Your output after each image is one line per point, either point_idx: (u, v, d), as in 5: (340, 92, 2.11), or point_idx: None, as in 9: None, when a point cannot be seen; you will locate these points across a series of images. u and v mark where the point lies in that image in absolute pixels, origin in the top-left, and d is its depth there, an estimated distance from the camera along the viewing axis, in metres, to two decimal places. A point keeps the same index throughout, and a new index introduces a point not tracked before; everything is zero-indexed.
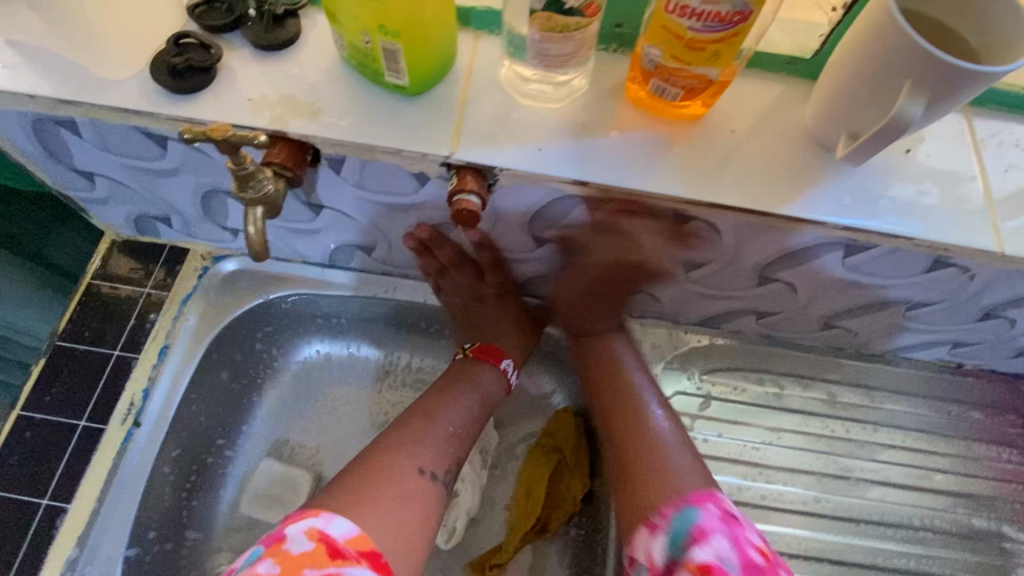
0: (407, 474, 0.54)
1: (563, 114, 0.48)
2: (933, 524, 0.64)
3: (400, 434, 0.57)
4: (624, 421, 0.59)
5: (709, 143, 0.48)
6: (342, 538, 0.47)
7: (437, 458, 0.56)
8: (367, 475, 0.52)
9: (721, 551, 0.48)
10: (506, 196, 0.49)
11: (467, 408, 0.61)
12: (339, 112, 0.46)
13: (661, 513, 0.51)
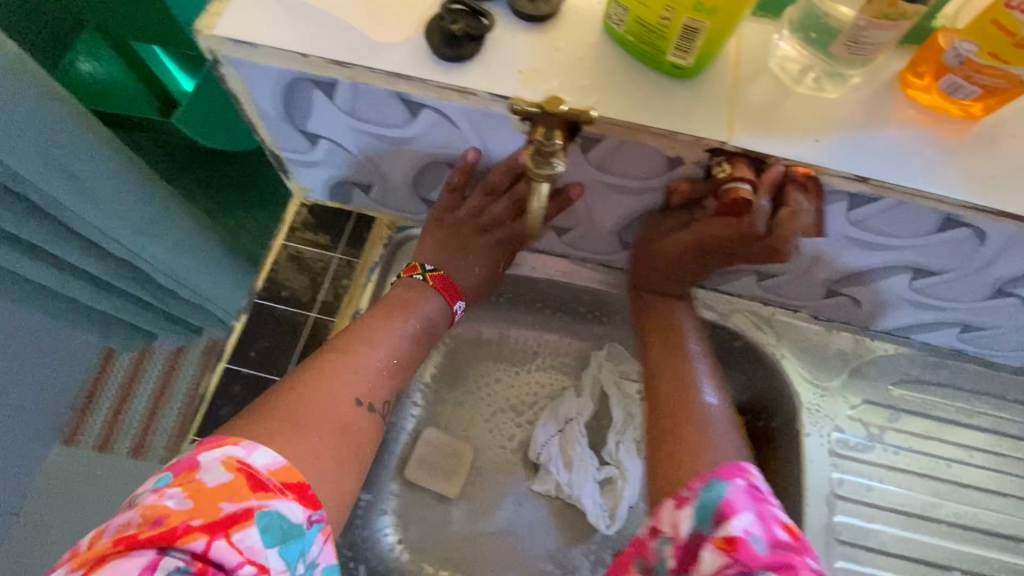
0: (345, 409, 0.50)
1: (560, 43, 0.46)
2: (998, 527, 0.62)
3: (361, 365, 0.53)
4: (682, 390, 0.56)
5: (711, 83, 0.45)
6: (266, 468, 0.41)
7: (376, 391, 0.53)
8: (305, 416, 0.47)
9: (748, 525, 0.42)
10: (496, 133, 0.48)
11: (410, 342, 0.58)
12: (328, 31, 0.45)
13: (689, 486, 0.46)
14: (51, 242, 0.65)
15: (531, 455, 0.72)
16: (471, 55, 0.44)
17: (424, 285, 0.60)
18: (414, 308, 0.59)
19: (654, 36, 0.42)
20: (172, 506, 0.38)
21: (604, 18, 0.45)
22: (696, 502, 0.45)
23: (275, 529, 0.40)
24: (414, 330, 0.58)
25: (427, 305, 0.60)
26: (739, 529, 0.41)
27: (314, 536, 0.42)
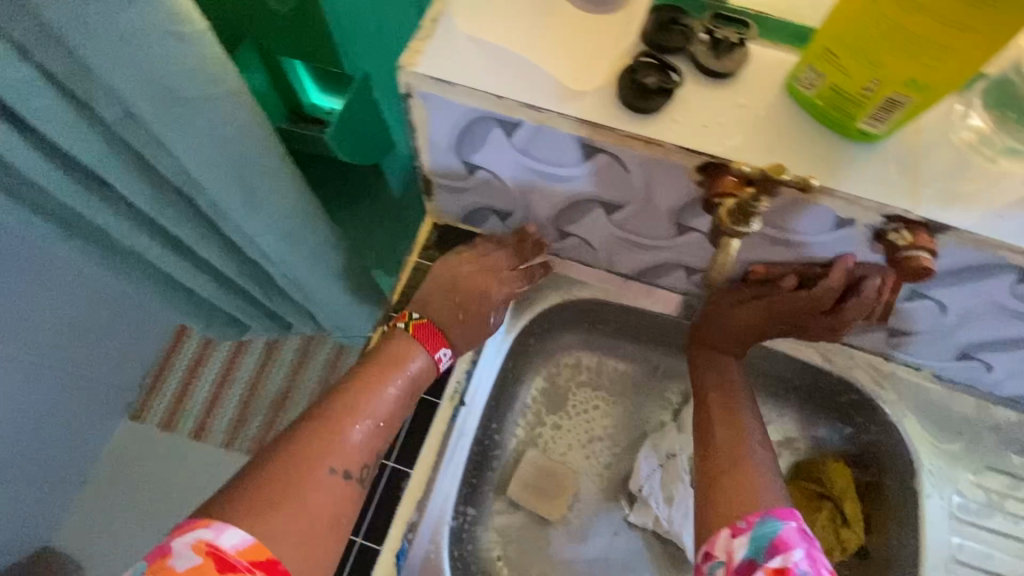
0: (302, 466, 0.49)
1: (742, 100, 0.47)
2: None
3: (305, 420, 0.52)
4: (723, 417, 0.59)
5: (891, 149, 0.46)
6: (234, 549, 0.43)
7: (351, 455, 0.51)
8: (272, 479, 0.47)
9: (799, 560, 0.46)
10: (664, 181, 0.50)
11: (399, 400, 0.57)
12: (521, 76, 0.47)
13: (745, 518, 0.50)
14: (200, 243, 0.69)
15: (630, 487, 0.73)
16: (658, 107, 0.46)
17: (408, 337, 0.60)
18: (402, 366, 0.58)
19: (848, 103, 0.43)
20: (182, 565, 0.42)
21: (787, 78, 0.47)
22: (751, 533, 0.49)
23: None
24: (404, 389, 0.58)
25: (409, 368, 0.58)
26: (789, 564, 0.46)
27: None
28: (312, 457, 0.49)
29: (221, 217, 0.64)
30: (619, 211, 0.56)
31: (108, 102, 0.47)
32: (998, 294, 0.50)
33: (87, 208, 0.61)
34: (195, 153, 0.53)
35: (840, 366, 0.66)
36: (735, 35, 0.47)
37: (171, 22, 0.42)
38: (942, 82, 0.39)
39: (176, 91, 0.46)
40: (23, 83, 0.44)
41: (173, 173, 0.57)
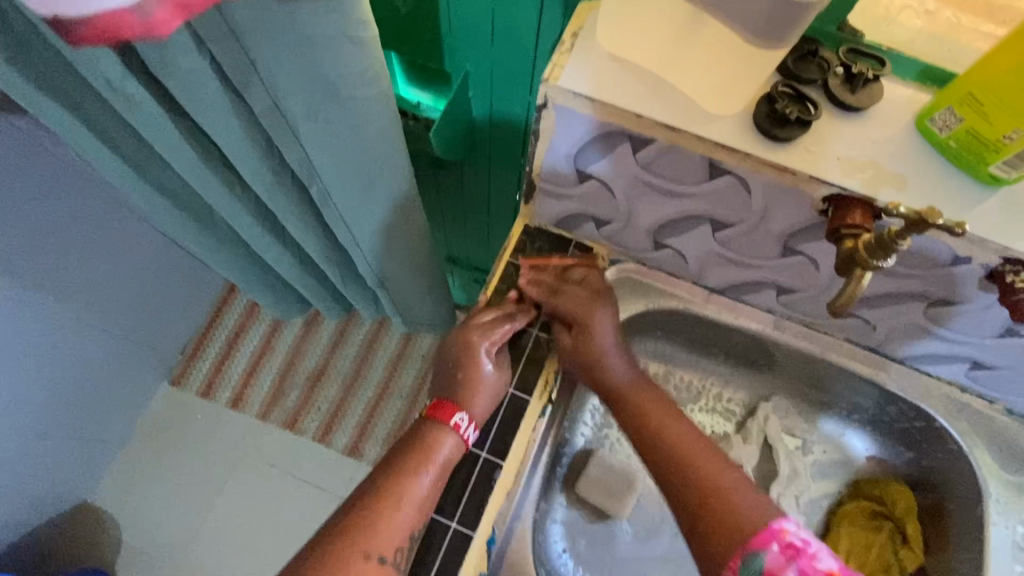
0: (351, 563, 0.50)
1: (873, 135, 0.49)
2: None
3: (353, 516, 0.52)
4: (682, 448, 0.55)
5: (1018, 195, 0.47)
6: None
7: (386, 545, 0.52)
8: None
9: (772, 567, 0.45)
10: (784, 206, 0.52)
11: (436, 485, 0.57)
12: (660, 96, 0.49)
13: (730, 568, 0.47)
14: (299, 227, 0.72)
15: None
16: (793, 137, 0.48)
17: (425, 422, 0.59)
18: (446, 442, 0.58)
19: (984, 148, 0.45)
20: None
21: (919, 118, 0.48)
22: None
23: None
24: (444, 470, 0.57)
25: (448, 446, 0.58)
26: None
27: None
28: (355, 555, 0.50)
29: (327, 206, 0.66)
30: (725, 230, 0.58)
31: (260, 94, 0.49)
32: None
33: (207, 185, 0.65)
34: (327, 146, 0.55)
35: (912, 394, 0.68)
36: (872, 71, 0.48)
37: (357, 28, 0.43)
38: None
39: (335, 89, 0.48)
40: (193, 71, 0.46)
41: (296, 162, 0.59)
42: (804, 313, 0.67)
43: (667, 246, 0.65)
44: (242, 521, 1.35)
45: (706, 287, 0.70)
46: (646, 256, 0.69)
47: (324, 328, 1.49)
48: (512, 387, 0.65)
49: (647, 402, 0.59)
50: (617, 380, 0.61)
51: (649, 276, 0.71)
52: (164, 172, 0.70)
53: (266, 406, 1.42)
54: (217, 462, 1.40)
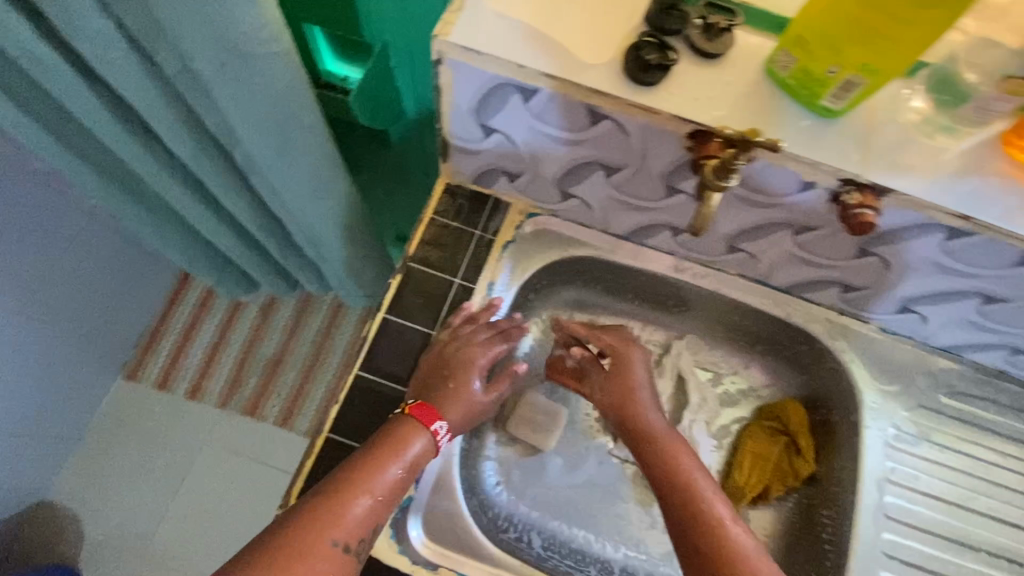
0: (316, 547, 0.50)
1: (728, 78, 0.55)
2: (1015, 525, 0.71)
3: (329, 494, 0.54)
4: (693, 507, 0.62)
5: (850, 126, 0.55)
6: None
7: (351, 534, 0.53)
8: (292, 560, 0.49)
9: None
10: (659, 146, 0.58)
11: (401, 490, 0.59)
12: (542, 49, 0.54)
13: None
14: (229, 194, 0.76)
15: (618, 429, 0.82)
16: (657, 81, 0.54)
17: (405, 418, 0.62)
18: (415, 444, 0.61)
19: (815, 83, 0.52)
20: None
21: (766, 62, 0.55)
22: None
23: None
24: (411, 470, 0.60)
25: (416, 448, 0.61)
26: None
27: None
28: (320, 539, 0.51)
29: (253, 170, 0.69)
30: (617, 174, 0.65)
31: (169, 57, 0.53)
32: (930, 251, 0.59)
33: (132, 154, 0.68)
34: (241, 107, 0.58)
35: (798, 319, 0.76)
36: (724, 21, 0.55)
37: None
38: (889, 68, 0.47)
39: (237, 48, 0.51)
40: (99, 33, 0.49)
41: (215, 126, 0.62)
42: (702, 251, 0.74)
43: (574, 195, 0.71)
44: (206, 503, 1.38)
45: (614, 234, 0.77)
46: (557, 207, 0.75)
47: (281, 313, 1.51)
48: (437, 330, 0.71)
49: (659, 474, 0.66)
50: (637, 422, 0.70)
51: (564, 226, 0.77)
52: (91, 145, 0.72)
53: (226, 393, 1.45)
54: (178, 448, 1.42)
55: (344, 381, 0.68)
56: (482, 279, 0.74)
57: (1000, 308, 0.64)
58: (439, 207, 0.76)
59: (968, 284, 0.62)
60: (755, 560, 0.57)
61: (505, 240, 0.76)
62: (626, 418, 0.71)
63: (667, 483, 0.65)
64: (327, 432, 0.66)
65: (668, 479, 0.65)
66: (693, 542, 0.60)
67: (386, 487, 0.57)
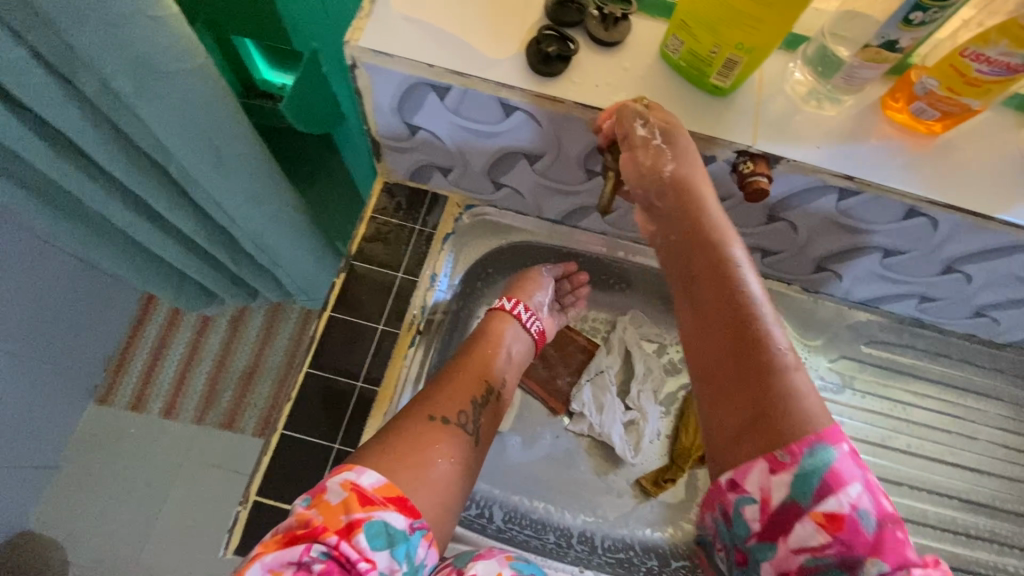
0: (422, 426, 0.59)
1: (626, 64, 0.59)
2: (935, 459, 0.78)
3: (428, 388, 0.64)
4: (749, 340, 0.52)
5: (742, 101, 0.59)
6: (373, 487, 0.51)
7: (448, 409, 0.61)
8: (409, 440, 0.57)
9: (854, 499, 0.46)
10: (570, 133, 0.62)
11: (498, 372, 0.68)
12: (451, 49, 0.57)
13: (789, 451, 0.47)
14: (171, 208, 0.77)
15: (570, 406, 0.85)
16: (560, 71, 0.57)
17: (502, 328, 0.73)
18: (500, 341, 0.71)
19: (703, 64, 0.56)
20: (335, 500, 0.50)
21: (660, 47, 0.59)
22: (796, 469, 0.47)
23: (384, 533, 0.49)
24: (501, 364, 0.69)
25: (504, 344, 0.71)
26: (844, 505, 0.45)
27: (417, 540, 0.51)
28: (424, 417, 0.60)
29: (190, 182, 0.71)
30: (540, 162, 0.68)
31: (89, 79, 0.54)
32: (828, 211, 0.64)
33: (68, 176, 0.69)
34: (167, 121, 0.60)
35: None
36: (620, 10, 0.59)
37: (153, 7, 0.51)
38: (763, 45, 0.52)
39: (153, 67, 0.54)
40: (15, 61, 0.51)
41: (146, 143, 0.64)
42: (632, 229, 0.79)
43: (505, 185, 0.75)
44: (190, 517, 1.39)
45: (548, 219, 0.81)
46: (493, 198, 0.79)
47: (250, 326, 1.51)
48: (383, 324, 0.74)
49: (703, 272, 0.56)
50: (712, 301, 0.55)
51: (502, 216, 0.81)
52: (26, 170, 0.73)
53: (201, 409, 1.45)
54: (156, 467, 1.42)
55: (294, 380, 0.70)
56: (426, 270, 0.77)
57: (899, 260, 0.69)
58: (379, 205, 0.79)
59: (867, 239, 0.67)
60: (805, 398, 0.50)
61: (445, 233, 0.79)
62: (681, 174, 0.56)
63: (713, 323, 0.54)
64: (282, 429, 0.68)
65: (716, 280, 0.55)
66: (721, 380, 0.53)
67: (477, 377, 0.66)
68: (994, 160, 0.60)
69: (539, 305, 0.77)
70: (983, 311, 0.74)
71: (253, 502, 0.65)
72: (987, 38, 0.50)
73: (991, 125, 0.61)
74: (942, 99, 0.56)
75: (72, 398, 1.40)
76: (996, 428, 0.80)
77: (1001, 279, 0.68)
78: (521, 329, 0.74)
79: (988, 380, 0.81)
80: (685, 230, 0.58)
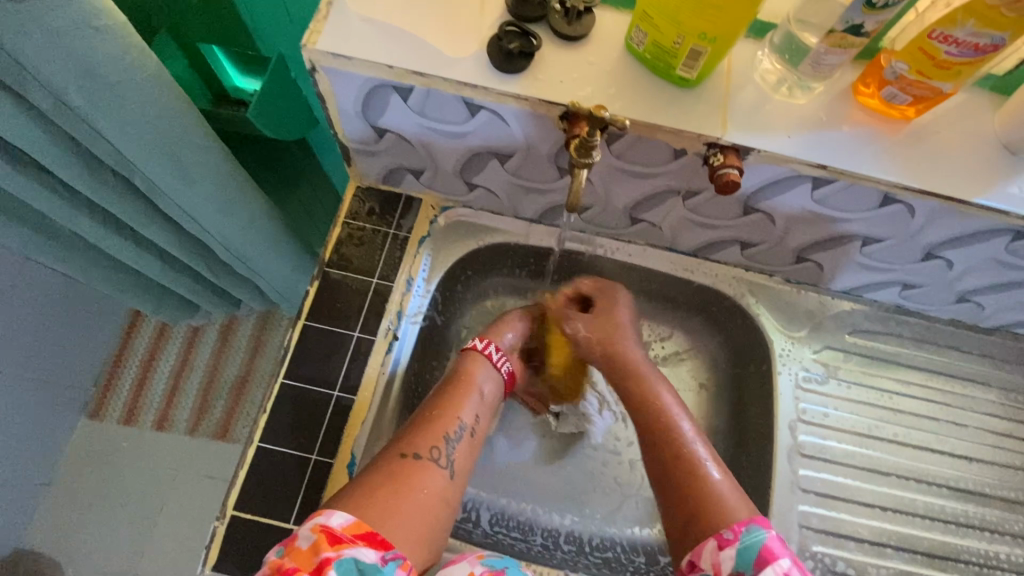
0: (394, 464, 0.58)
1: (591, 58, 0.58)
2: (921, 446, 0.77)
3: (404, 428, 0.63)
4: (676, 452, 0.65)
5: (710, 92, 0.58)
6: (341, 526, 0.50)
7: (421, 445, 0.60)
8: (377, 478, 0.56)
9: (787, 568, 0.52)
10: (538, 130, 0.61)
11: (472, 410, 0.66)
12: (410, 48, 0.56)
13: (731, 529, 0.56)
14: (139, 221, 0.76)
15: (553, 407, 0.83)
16: (523, 67, 0.56)
17: (477, 357, 0.71)
18: (472, 378, 0.69)
19: (667, 55, 0.55)
20: (304, 546, 0.49)
21: (625, 39, 0.58)
22: (738, 545, 0.54)
23: (353, 571, 0.47)
24: (476, 402, 0.67)
25: (477, 380, 0.69)
26: (780, 573, 0.51)
27: (392, 571, 0.49)
28: (396, 455, 0.59)
29: (158, 195, 0.70)
30: (511, 161, 0.67)
31: (41, 93, 0.53)
32: (804, 200, 0.63)
33: (30, 193, 0.67)
34: (126, 134, 0.59)
35: (707, 281, 0.79)
36: (582, 3, 0.58)
37: (100, 19, 0.50)
38: (726, 34, 0.51)
39: (105, 80, 0.54)
40: None
41: (107, 156, 0.63)
42: (610, 226, 0.77)
43: (478, 185, 0.74)
44: (184, 529, 1.38)
45: (525, 219, 0.79)
46: (467, 199, 0.78)
47: (238, 335, 1.50)
48: (359, 331, 0.73)
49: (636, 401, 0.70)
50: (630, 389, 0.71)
51: (478, 217, 0.80)
52: None
53: (192, 420, 1.44)
54: (148, 481, 1.40)
55: (270, 392, 0.69)
56: (401, 274, 0.75)
57: (879, 247, 0.68)
58: (352, 210, 0.78)
59: (846, 228, 0.66)
60: (726, 497, 0.60)
61: (421, 236, 0.78)
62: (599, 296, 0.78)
63: (654, 437, 0.67)
64: (257, 441, 0.67)
65: (645, 409, 0.70)
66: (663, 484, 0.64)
67: (451, 415, 0.64)
68: (969, 143, 0.59)
69: (508, 346, 0.75)
70: (966, 296, 0.73)
71: (229, 517, 0.64)
72: (954, 19, 0.49)
73: (965, 108, 0.60)
74: (913, 83, 0.54)
75: (61, 416, 1.38)
76: (985, 415, 0.79)
77: (981, 264, 0.67)
78: (492, 368, 0.71)
79: (976, 365, 0.80)
80: (633, 363, 0.73)
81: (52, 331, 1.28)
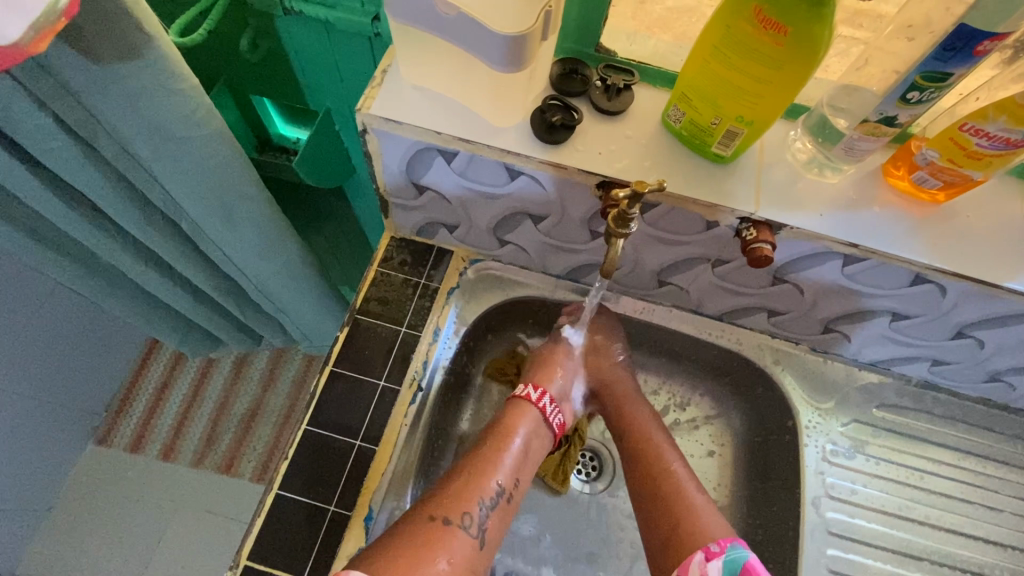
0: (422, 528, 0.56)
1: (629, 132, 0.61)
2: (953, 529, 0.74)
3: (440, 483, 0.61)
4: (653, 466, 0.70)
5: (742, 168, 0.60)
6: None
7: (452, 510, 0.58)
8: (407, 541, 0.54)
9: None
10: (574, 198, 0.63)
11: (506, 471, 0.64)
12: (458, 117, 0.60)
13: (717, 543, 0.60)
14: (179, 260, 0.78)
15: (567, 484, 0.81)
16: (563, 139, 0.59)
17: (528, 407, 0.70)
18: (514, 434, 0.67)
19: (704, 134, 0.57)
20: None
21: (662, 116, 0.61)
22: (723, 558, 0.58)
23: None
24: (513, 463, 0.65)
25: (519, 439, 0.67)
26: None
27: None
28: (425, 518, 0.57)
29: (201, 237, 0.72)
30: (545, 223, 0.69)
31: (107, 142, 0.56)
32: (834, 275, 0.64)
33: (81, 230, 0.70)
34: (181, 182, 0.62)
35: (733, 346, 0.79)
36: (622, 81, 0.61)
37: (176, 81, 0.54)
38: (763, 118, 0.53)
39: (172, 134, 0.57)
40: (38, 128, 0.52)
41: (160, 201, 0.66)
42: (638, 289, 0.78)
43: (510, 242, 0.76)
44: (179, 568, 1.33)
45: (553, 275, 0.81)
46: (498, 254, 0.79)
47: (253, 368, 1.51)
48: (384, 380, 0.73)
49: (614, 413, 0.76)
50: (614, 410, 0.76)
51: (507, 270, 0.81)
52: (41, 224, 0.74)
53: (200, 452, 1.43)
54: (148, 514, 1.37)
55: (292, 437, 0.69)
56: (429, 324, 0.76)
57: (910, 322, 0.68)
58: (384, 258, 0.80)
59: (878, 303, 0.66)
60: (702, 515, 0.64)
61: (449, 287, 0.79)
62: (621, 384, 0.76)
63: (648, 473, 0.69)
64: (276, 488, 0.67)
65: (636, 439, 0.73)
66: (645, 503, 0.68)
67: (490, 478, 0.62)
68: (1000, 229, 0.60)
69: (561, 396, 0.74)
70: (999, 375, 0.72)
71: (242, 567, 0.63)
72: (985, 114, 0.51)
73: (995, 193, 0.62)
74: (944, 169, 0.56)
75: (70, 439, 1.38)
76: (1022, 500, 0.76)
77: (1013, 346, 0.66)
78: (542, 421, 0.70)
79: (1008, 447, 0.78)
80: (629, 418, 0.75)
81: (71, 355, 1.29)
